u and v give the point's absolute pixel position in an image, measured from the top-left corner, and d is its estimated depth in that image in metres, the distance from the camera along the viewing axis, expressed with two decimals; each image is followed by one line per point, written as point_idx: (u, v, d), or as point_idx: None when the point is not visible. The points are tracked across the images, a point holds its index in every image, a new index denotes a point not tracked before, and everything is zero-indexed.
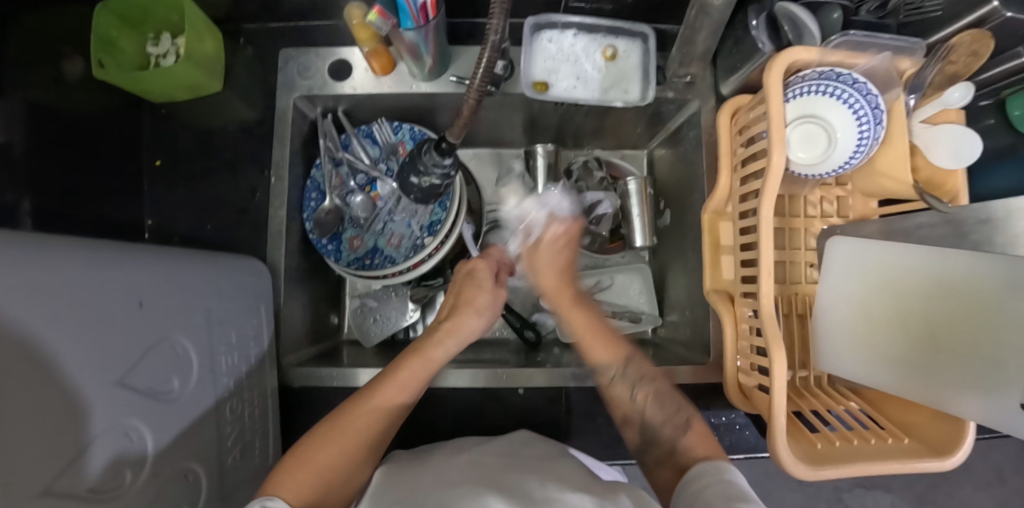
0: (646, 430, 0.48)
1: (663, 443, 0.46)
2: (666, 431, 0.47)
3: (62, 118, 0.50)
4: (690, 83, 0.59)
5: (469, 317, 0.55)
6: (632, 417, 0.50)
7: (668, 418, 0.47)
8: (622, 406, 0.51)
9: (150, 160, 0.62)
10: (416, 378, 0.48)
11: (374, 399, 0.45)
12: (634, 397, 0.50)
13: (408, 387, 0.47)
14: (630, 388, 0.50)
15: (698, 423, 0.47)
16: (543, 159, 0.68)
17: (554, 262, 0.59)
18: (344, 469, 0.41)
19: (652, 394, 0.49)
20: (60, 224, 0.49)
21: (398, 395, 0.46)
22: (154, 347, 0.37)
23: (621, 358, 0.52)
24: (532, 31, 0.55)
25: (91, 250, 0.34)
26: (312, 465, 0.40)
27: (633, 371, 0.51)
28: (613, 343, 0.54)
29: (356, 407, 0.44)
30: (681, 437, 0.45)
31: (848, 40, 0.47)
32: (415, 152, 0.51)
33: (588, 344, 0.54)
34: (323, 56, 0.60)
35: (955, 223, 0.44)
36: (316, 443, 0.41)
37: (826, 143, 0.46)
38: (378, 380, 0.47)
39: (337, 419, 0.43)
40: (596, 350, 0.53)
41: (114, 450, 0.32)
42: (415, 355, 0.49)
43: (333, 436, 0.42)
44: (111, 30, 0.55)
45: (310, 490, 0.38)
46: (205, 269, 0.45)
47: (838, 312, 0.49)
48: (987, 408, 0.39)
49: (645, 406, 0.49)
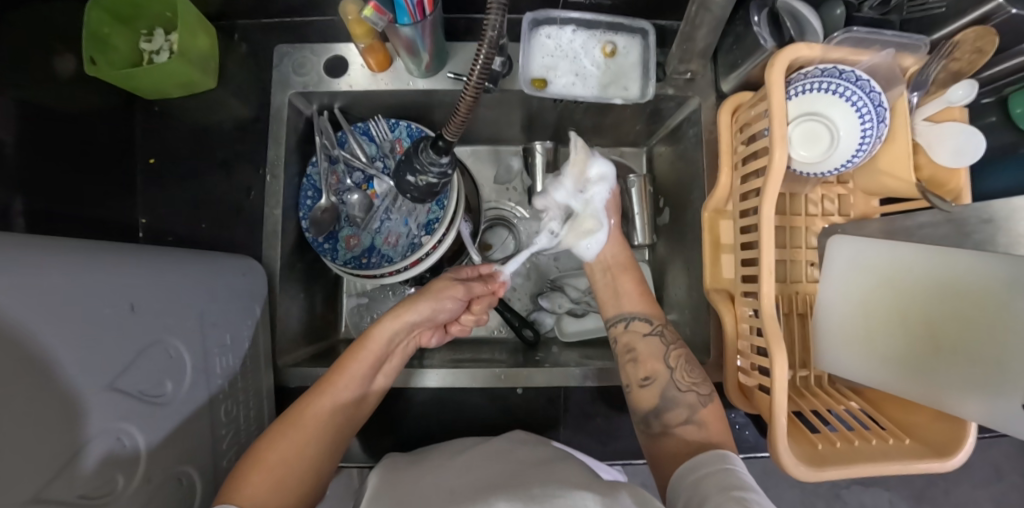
0: (669, 390, 0.50)
1: (679, 414, 0.48)
2: (687, 398, 0.49)
3: (51, 116, 0.50)
4: (690, 80, 0.58)
5: (419, 301, 0.56)
6: (658, 377, 0.51)
7: (693, 386, 0.50)
8: (648, 362, 0.52)
9: (143, 158, 0.61)
10: (359, 366, 0.51)
11: (320, 393, 0.48)
12: (669, 355, 0.52)
13: (353, 376, 0.50)
14: (664, 344, 0.54)
15: (715, 402, 0.49)
16: (541, 156, 0.68)
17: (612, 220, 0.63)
18: (294, 465, 0.42)
19: (684, 356, 0.52)
20: (51, 224, 0.48)
21: (342, 388, 0.49)
22: (146, 350, 0.37)
23: (659, 316, 0.57)
24: (530, 27, 0.54)
25: (81, 252, 0.33)
26: (262, 464, 0.41)
27: (671, 333, 0.55)
28: (648, 303, 0.58)
29: (304, 405, 0.47)
30: (700, 409, 0.48)
31: (850, 37, 0.46)
32: (411, 151, 0.50)
33: (625, 295, 0.59)
34: (318, 52, 0.59)
35: (958, 222, 0.44)
36: (270, 445, 0.43)
37: (829, 142, 0.46)
38: (324, 379, 0.50)
39: (288, 418, 0.45)
40: (632, 305, 0.58)
41: (106, 454, 0.32)
42: (357, 347, 0.52)
43: (286, 433, 0.44)
44: (103, 27, 0.54)
45: (263, 488, 0.39)
46: (199, 268, 0.45)
47: (839, 312, 0.48)
48: (991, 411, 0.38)
49: (676, 368, 0.51)
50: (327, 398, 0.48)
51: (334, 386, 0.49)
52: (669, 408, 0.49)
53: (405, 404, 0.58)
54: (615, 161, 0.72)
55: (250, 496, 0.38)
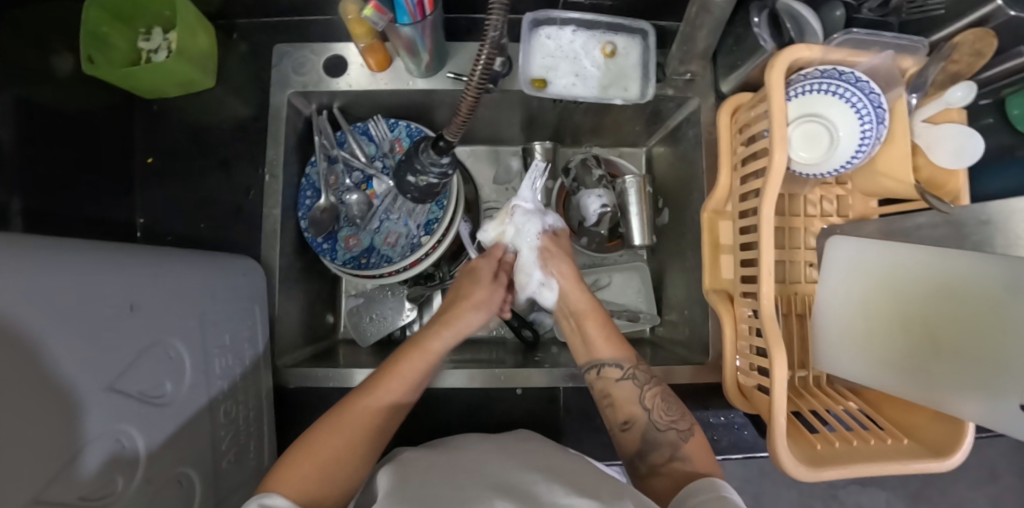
0: (649, 432, 0.47)
1: (662, 453, 0.45)
2: (668, 437, 0.46)
3: (49, 115, 0.49)
4: (690, 81, 0.58)
5: (468, 311, 0.56)
6: (636, 420, 0.48)
7: (673, 424, 0.47)
8: (625, 406, 0.49)
9: (140, 158, 0.60)
10: (416, 367, 0.49)
11: (371, 392, 0.46)
12: (644, 397, 0.49)
13: (407, 379, 0.48)
14: (639, 387, 0.50)
15: (698, 438, 0.46)
16: (540, 156, 0.67)
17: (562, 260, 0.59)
18: (343, 460, 0.41)
19: (660, 395, 0.49)
20: (47, 223, 0.48)
21: (396, 391, 0.47)
22: (146, 350, 0.36)
23: (630, 357, 0.52)
24: (530, 27, 0.54)
25: (80, 251, 0.33)
26: (313, 456, 0.40)
27: (644, 371, 0.51)
28: (618, 341, 0.53)
29: (356, 403, 0.45)
30: (682, 445, 0.45)
31: (850, 38, 0.46)
32: (412, 151, 0.50)
33: (592, 343, 0.53)
34: (318, 52, 0.59)
35: (956, 224, 0.44)
36: (319, 438, 0.42)
37: (828, 143, 0.46)
38: (379, 375, 0.48)
39: (335, 414, 0.44)
40: (603, 348, 0.53)
41: (107, 455, 0.32)
42: (414, 349, 0.51)
43: (333, 430, 0.42)
44: (101, 25, 0.53)
45: (310, 480, 0.39)
46: (198, 269, 0.45)
47: (838, 314, 0.48)
48: (989, 411, 0.39)
49: (653, 409, 0.48)
50: (377, 401, 0.46)
51: (385, 387, 0.47)
52: (652, 448, 0.46)
53: None
54: (613, 159, 0.70)
55: (295, 491, 0.37)
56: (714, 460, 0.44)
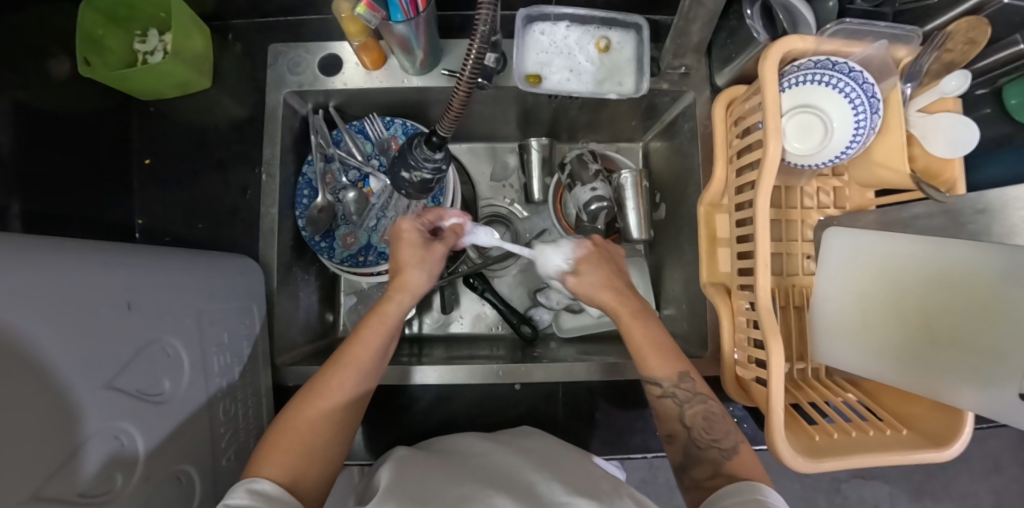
0: (690, 448, 0.46)
1: (705, 468, 0.44)
2: (709, 454, 0.44)
3: (46, 118, 0.50)
4: (685, 75, 0.58)
5: (412, 271, 0.49)
6: (678, 436, 0.47)
7: (714, 442, 0.45)
8: (670, 421, 0.48)
9: (139, 159, 0.61)
10: (375, 335, 0.46)
11: (343, 366, 0.44)
12: (686, 415, 0.46)
13: (370, 349, 0.45)
14: (680, 406, 0.47)
15: (744, 452, 0.44)
16: (537, 152, 0.67)
17: (602, 282, 0.51)
18: (324, 435, 0.42)
19: (703, 413, 0.46)
20: (48, 225, 0.48)
21: (362, 361, 0.45)
22: (143, 349, 0.37)
23: (676, 375, 0.47)
24: (524, 23, 0.54)
25: (77, 250, 0.33)
26: (293, 434, 0.40)
27: (687, 389, 0.47)
28: (670, 357, 0.47)
29: (325, 379, 0.44)
30: (725, 462, 0.43)
31: (843, 29, 0.46)
32: (404, 147, 0.50)
33: (646, 356, 0.48)
34: (312, 51, 0.58)
35: (953, 212, 0.44)
36: (297, 412, 0.42)
37: (823, 133, 0.46)
38: (340, 350, 0.46)
39: (309, 389, 0.44)
40: (651, 365, 0.47)
41: (106, 453, 0.32)
42: (372, 316, 0.47)
43: (313, 406, 0.42)
44: (97, 27, 0.54)
45: (290, 457, 0.39)
46: (197, 269, 0.45)
47: (836, 305, 0.48)
48: (985, 400, 0.39)
49: (694, 427, 0.46)
50: (347, 374, 0.44)
51: (351, 360, 0.45)
52: (695, 464, 0.45)
53: (404, 400, 0.58)
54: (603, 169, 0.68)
55: (273, 471, 0.38)
56: (759, 472, 0.42)
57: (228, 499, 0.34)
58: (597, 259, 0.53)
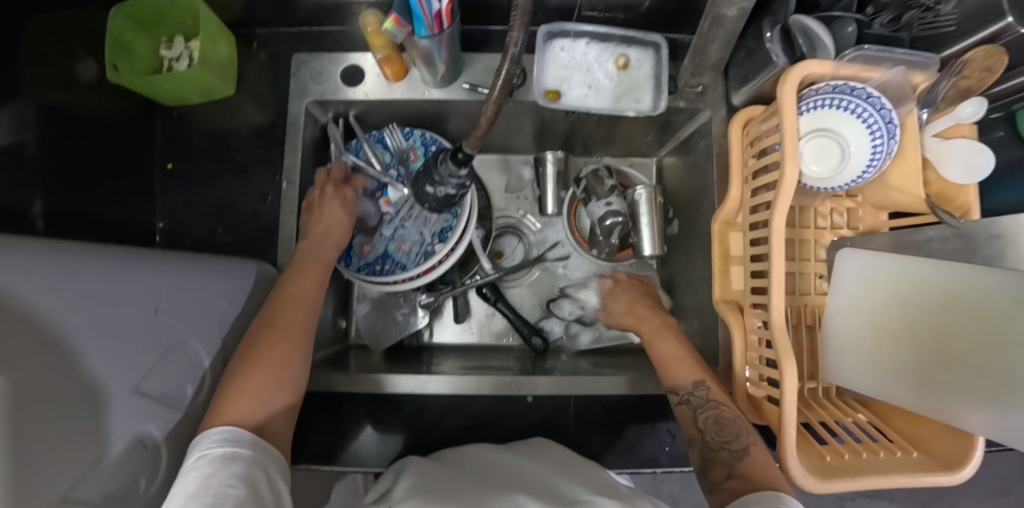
0: (704, 452, 0.46)
1: (721, 470, 0.43)
2: (722, 456, 0.44)
3: (71, 119, 0.50)
4: (701, 93, 0.59)
5: (338, 218, 0.55)
6: (694, 441, 0.47)
7: (725, 444, 0.45)
8: (687, 427, 0.48)
9: (161, 163, 0.62)
10: (314, 271, 0.49)
11: (295, 302, 0.45)
12: (698, 419, 0.47)
13: (313, 282, 0.48)
14: (694, 411, 0.48)
15: (756, 450, 0.43)
16: (553, 167, 0.67)
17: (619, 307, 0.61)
18: (294, 362, 0.42)
19: (714, 418, 0.46)
20: (69, 226, 0.49)
21: (311, 295, 0.47)
22: (169, 353, 0.37)
23: (689, 383, 0.49)
24: (544, 39, 0.55)
25: (106, 257, 0.34)
26: (264, 365, 0.40)
27: (701, 395, 0.48)
28: (692, 367, 0.51)
29: (276, 310, 0.44)
30: (738, 463, 0.43)
31: (862, 54, 0.46)
32: (430, 162, 0.49)
33: (665, 366, 0.52)
34: (334, 61, 0.59)
35: (967, 236, 0.44)
36: (261, 343, 0.41)
37: (840, 157, 0.47)
38: (280, 288, 0.46)
39: (264, 322, 0.43)
40: (672, 373, 0.51)
41: (129, 456, 0.33)
42: (307, 259, 0.50)
43: (268, 333, 0.42)
44: (126, 32, 0.55)
45: (263, 386, 0.38)
46: (221, 274, 0.46)
47: (845, 323, 0.49)
48: (996, 425, 0.39)
49: (706, 430, 0.46)
50: (300, 304, 0.45)
51: (298, 293, 0.46)
52: (710, 466, 0.45)
53: (415, 408, 0.58)
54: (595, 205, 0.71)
55: (246, 405, 0.37)
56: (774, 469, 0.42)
57: (207, 451, 0.32)
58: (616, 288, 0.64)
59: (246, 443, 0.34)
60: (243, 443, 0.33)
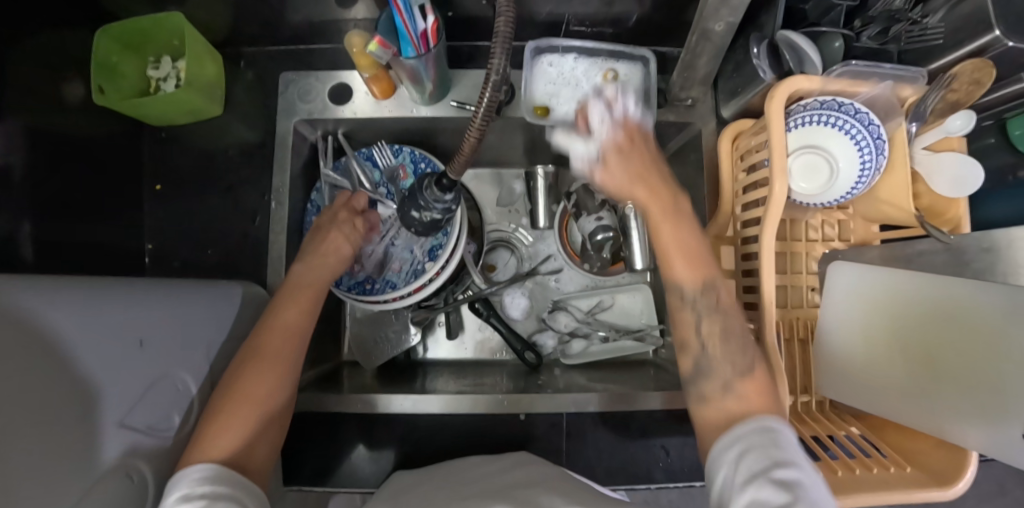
0: (700, 361, 0.40)
1: (714, 388, 0.38)
2: (720, 377, 0.39)
3: (58, 142, 0.50)
4: (691, 106, 0.58)
5: (341, 242, 0.53)
6: (689, 348, 0.41)
7: (729, 358, 0.39)
8: (683, 329, 0.41)
9: (150, 185, 0.62)
10: (307, 297, 0.47)
11: (282, 332, 0.44)
12: (701, 325, 0.40)
13: (305, 310, 0.46)
14: (698, 315, 0.40)
15: (759, 373, 0.39)
16: (543, 180, 0.67)
17: (629, 170, 0.43)
18: (275, 399, 0.41)
19: (721, 331, 0.40)
20: (58, 252, 0.49)
21: (303, 325, 0.45)
22: (154, 385, 0.37)
23: (704, 282, 0.40)
24: (532, 55, 0.55)
25: (81, 292, 0.34)
26: (243, 401, 0.39)
27: (711, 299, 0.40)
28: (701, 260, 0.41)
29: (263, 342, 0.43)
30: (737, 390, 0.37)
31: (849, 70, 0.46)
32: (416, 187, 0.48)
33: (671, 256, 0.41)
34: (322, 80, 0.59)
35: (956, 251, 0.45)
36: (245, 378, 0.40)
37: (828, 174, 0.47)
38: (268, 315, 0.45)
39: (248, 354, 0.42)
40: (675, 267, 0.41)
41: (119, 493, 0.32)
42: (300, 282, 0.48)
43: (251, 369, 0.41)
44: (112, 55, 0.55)
45: (240, 426, 0.38)
46: (211, 300, 0.45)
47: (840, 335, 0.49)
48: (986, 440, 0.39)
49: (708, 344, 0.40)
50: (291, 336, 0.44)
51: (287, 323, 0.44)
52: (700, 381, 0.39)
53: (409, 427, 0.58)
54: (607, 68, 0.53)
55: (222, 447, 0.36)
56: (774, 397, 0.37)
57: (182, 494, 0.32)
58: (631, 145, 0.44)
59: (225, 479, 0.33)
60: (221, 481, 0.33)
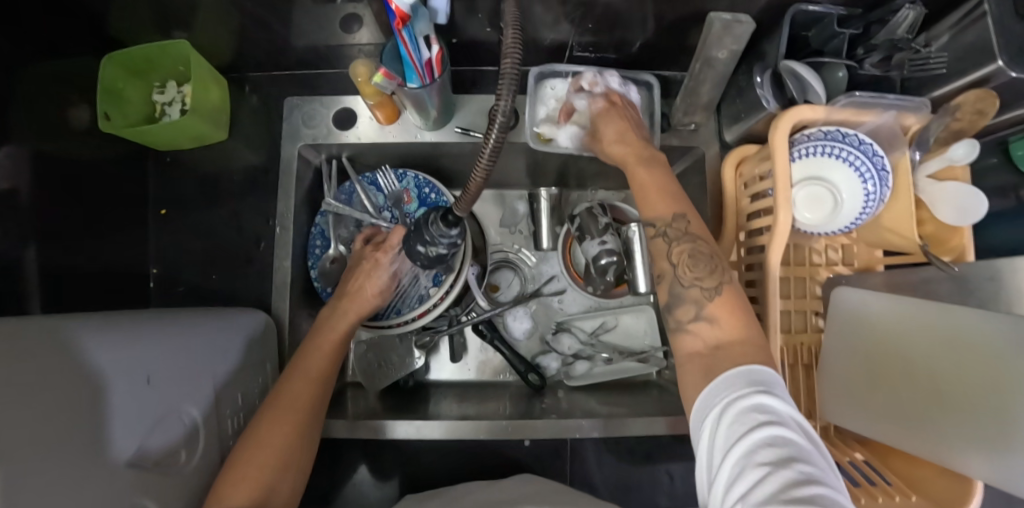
0: (673, 288, 0.40)
1: (686, 310, 0.39)
2: (691, 294, 0.39)
3: (66, 167, 0.50)
4: (694, 131, 0.58)
5: (373, 286, 0.53)
6: (665, 275, 0.42)
7: (697, 280, 0.40)
8: (658, 260, 0.43)
9: (155, 209, 0.62)
10: (327, 345, 0.49)
11: (302, 381, 0.46)
12: (671, 250, 0.42)
13: (322, 358, 0.48)
14: (670, 243, 0.42)
15: (729, 292, 0.39)
16: (546, 202, 0.68)
17: (613, 131, 0.48)
18: (289, 451, 0.41)
19: (689, 250, 0.41)
20: (65, 279, 0.49)
21: (322, 373, 0.47)
22: (162, 422, 0.37)
23: (673, 213, 0.42)
24: (536, 79, 0.55)
25: (90, 334, 0.35)
26: (260, 452, 0.40)
27: (680, 227, 0.42)
28: (675, 196, 0.43)
29: (284, 392, 0.44)
30: (706, 303, 0.38)
31: (853, 101, 0.45)
32: (420, 220, 0.47)
33: (643, 191, 0.44)
34: (327, 105, 0.59)
35: (960, 279, 0.45)
36: (263, 428, 0.41)
37: (832, 204, 0.47)
38: (290, 366, 0.47)
39: (270, 405, 0.43)
40: (651, 202, 0.44)
41: None
42: (321, 331, 0.50)
43: (271, 419, 0.42)
44: (118, 81, 0.55)
45: (255, 478, 0.38)
46: (215, 334, 0.46)
47: (844, 372, 0.49)
48: (994, 468, 0.37)
49: (679, 264, 0.41)
50: (309, 385, 0.46)
51: (305, 372, 0.47)
52: (676, 305, 0.40)
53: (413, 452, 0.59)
54: (583, 73, 0.53)
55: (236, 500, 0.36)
56: (746, 318, 0.37)
57: None
58: (613, 113, 0.50)
59: None
60: None
